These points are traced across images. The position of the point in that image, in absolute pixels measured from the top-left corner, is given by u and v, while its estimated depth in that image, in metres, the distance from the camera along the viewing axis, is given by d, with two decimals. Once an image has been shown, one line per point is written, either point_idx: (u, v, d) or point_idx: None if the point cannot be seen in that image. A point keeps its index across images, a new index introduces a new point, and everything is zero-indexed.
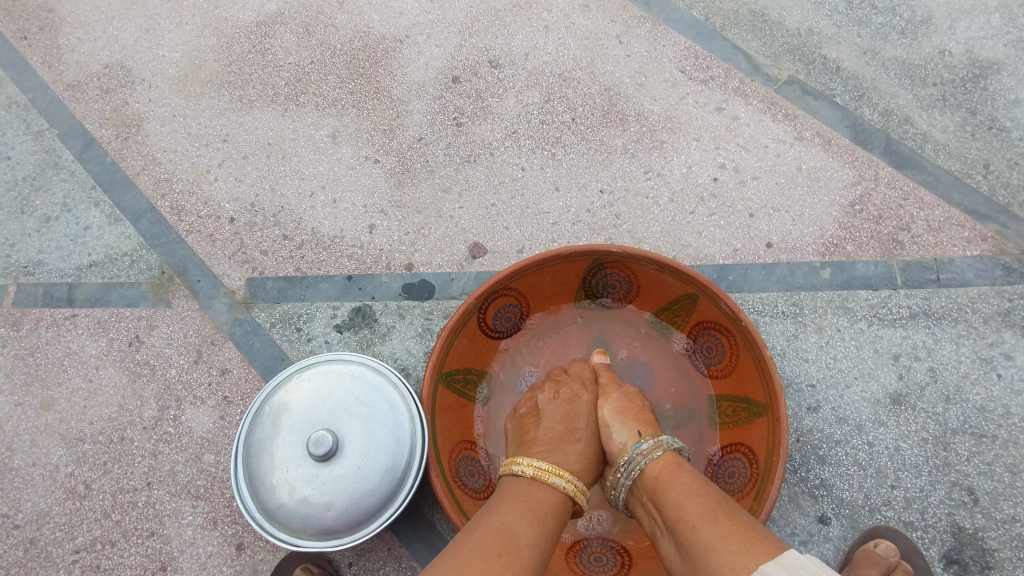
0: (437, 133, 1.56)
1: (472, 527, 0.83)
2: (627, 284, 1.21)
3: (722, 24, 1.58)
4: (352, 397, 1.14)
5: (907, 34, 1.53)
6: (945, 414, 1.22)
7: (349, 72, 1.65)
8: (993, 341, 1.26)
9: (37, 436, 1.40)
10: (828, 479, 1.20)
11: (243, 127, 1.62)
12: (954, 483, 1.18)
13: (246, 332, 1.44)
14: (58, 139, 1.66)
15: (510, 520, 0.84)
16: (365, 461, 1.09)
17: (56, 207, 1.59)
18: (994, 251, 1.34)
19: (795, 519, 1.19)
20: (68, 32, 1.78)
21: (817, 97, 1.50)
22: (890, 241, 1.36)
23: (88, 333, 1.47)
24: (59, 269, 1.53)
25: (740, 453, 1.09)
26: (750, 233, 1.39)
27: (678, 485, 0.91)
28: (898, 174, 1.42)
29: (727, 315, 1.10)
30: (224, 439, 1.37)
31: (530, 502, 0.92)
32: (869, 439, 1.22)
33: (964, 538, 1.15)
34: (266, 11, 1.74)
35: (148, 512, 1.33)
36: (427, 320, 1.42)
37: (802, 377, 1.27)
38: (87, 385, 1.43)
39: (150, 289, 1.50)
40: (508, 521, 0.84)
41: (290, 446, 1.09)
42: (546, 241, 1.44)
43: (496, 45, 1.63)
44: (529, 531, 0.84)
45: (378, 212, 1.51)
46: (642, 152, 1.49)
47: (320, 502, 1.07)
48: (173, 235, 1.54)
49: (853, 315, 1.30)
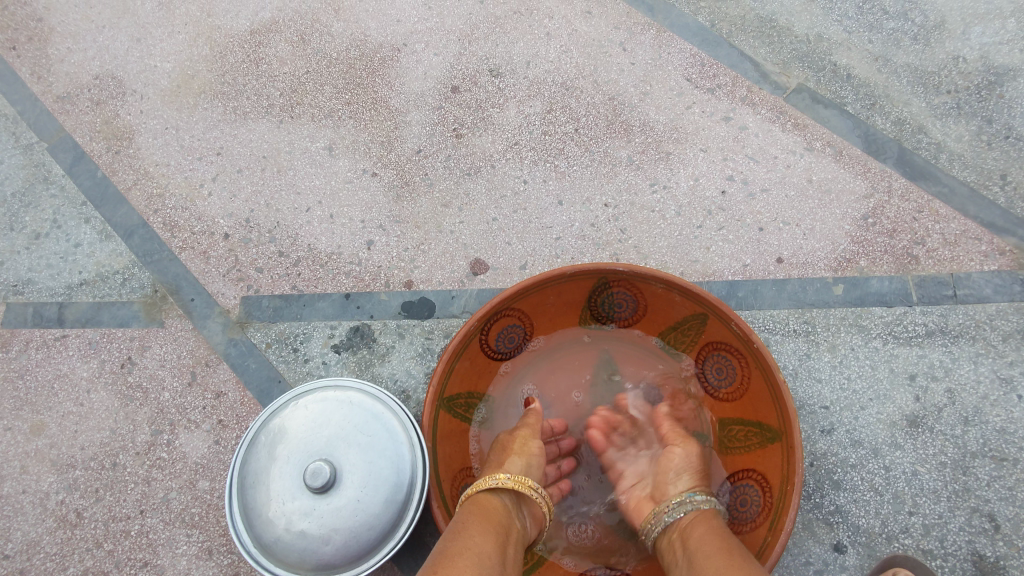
0: (436, 144, 1.52)
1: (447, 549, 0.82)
2: (634, 302, 1.17)
3: (728, 30, 1.54)
4: (351, 425, 1.10)
5: (919, 40, 1.48)
6: (964, 437, 1.18)
7: (346, 82, 1.61)
8: (1013, 359, 1.22)
9: (27, 462, 1.36)
10: (843, 506, 1.16)
11: (237, 139, 1.58)
12: (974, 509, 1.14)
13: (242, 353, 1.40)
14: (48, 153, 1.62)
15: (482, 535, 0.86)
16: (364, 493, 1.05)
17: (46, 223, 1.55)
18: (1012, 265, 1.30)
19: (809, 548, 1.15)
20: (57, 42, 1.73)
21: (828, 105, 1.45)
22: (904, 256, 1.32)
23: (79, 355, 1.43)
24: (49, 288, 1.49)
25: (752, 481, 1.05)
26: (759, 247, 1.35)
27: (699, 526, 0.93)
28: (912, 185, 1.37)
29: (738, 337, 1.05)
30: (220, 465, 1.33)
31: (502, 521, 0.92)
32: (885, 463, 1.18)
33: (985, 567, 1.11)
34: (259, 19, 1.70)
35: (142, 541, 1.29)
36: (427, 339, 1.37)
37: (815, 398, 1.23)
38: (78, 409, 1.39)
39: (143, 309, 1.46)
40: (479, 544, 0.83)
41: (286, 477, 1.05)
42: (550, 257, 1.40)
43: (496, 53, 1.59)
44: (498, 559, 0.83)
45: (376, 227, 1.46)
46: (647, 163, 1.45)
47: (318, 536, 1.03)
48: (166, 252, 1.50)
49: (868, 333, 1.26)
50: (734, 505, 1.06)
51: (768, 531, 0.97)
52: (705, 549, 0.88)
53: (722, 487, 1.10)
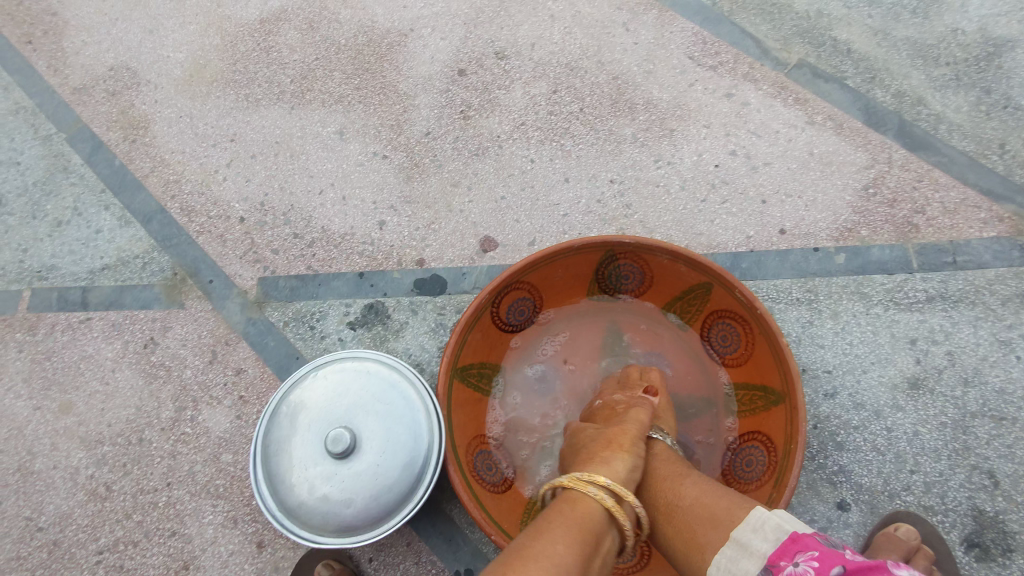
0: (445, 127, 1.55)
1: (510, 563, 0.65)
2: (641, 274, 1.21)
3: (730, 8, 1.57)
4: (368, 394, 1.15)
5: (918, 14, 1.50)
6: (964, 398, 1.21)
7: (355, 68, 1.65)
8: (1011, 322, 1.25)
9: (57, 439, 1.41)
10: (847, 465, 1.20)
11: (250, 126, 1.62)
12: (974, 466, 1.17)
13: (260, 331, 1.45)
14: (67, 143, 1.66)
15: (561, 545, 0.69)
16: (383, 458, 1.09)
17: (67, 211, 1.59)
18: (1011, 231, 1.32)
19: (815, 506, 1.19)
20: (72, 35, 1.78)
21: (828, 79, 1.48)
22: (905, 224, 1.35)
23: (103, 336, 1.48)
24: (72, 273, 1.54)
25: (758, 442, 1.08)
26: (762, 220, 1.38)
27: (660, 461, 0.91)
28: (912, 156, 1.40)
29: (742, 303, 1.08)
30: (242, 439, 1.37)
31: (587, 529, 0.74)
32: (887, 424, 1.21)
33: (985, 521, 1.15)
34: (269, 8, 1.73)
35: (169, 512, 1.34)
36: (439, 315, 1.41)
37: (818, 363, 1.26)
38: (104, 388, 1.44)
39: (164, 291, 1.50)
40: (560, 554, 0.67)
41: (309, 444, 1.10)
42: (557, 233, 1.43)
43: (502, 37, 1.62)
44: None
45: (387, 208, 1.50)
46: (652, 140, 1.48)
47: (340, 500, 1.07)
48: (184, 236, 1.54)
49: (869, 300, 1.29)
50: (740, 466, 1.09)
51: (773, 487, 1.00)
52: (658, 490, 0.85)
53: (728, 450, 1.13)
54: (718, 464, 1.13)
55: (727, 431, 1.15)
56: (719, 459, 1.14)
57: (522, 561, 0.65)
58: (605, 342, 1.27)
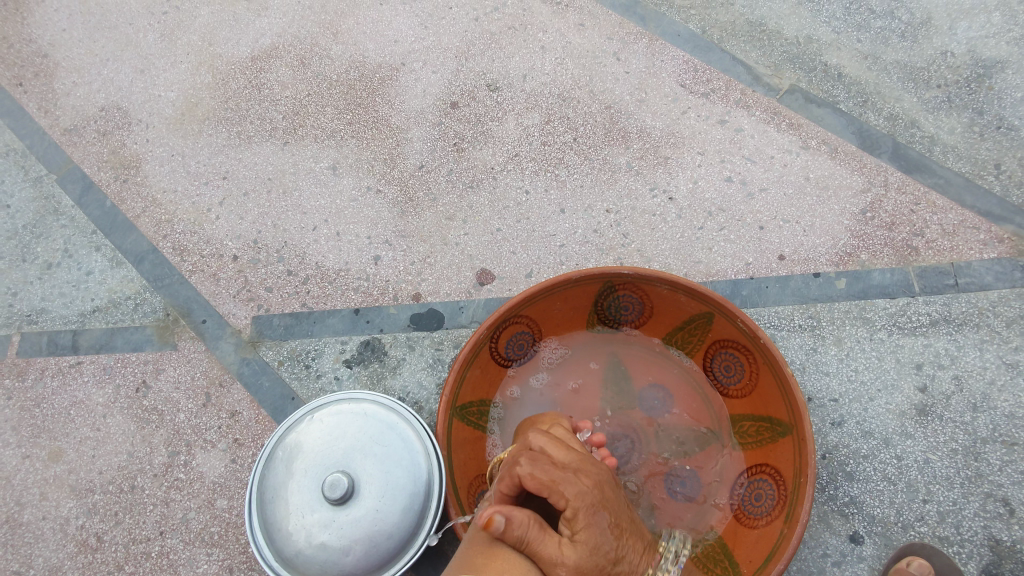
0: (438, 159, 1.55)
1: None
2: (641, 305, 1.19)
3: (719, 35, 1.58)
4: (366, 437, 1.12)
5: (907, 37, 1.51)
6: (974, 423, 1.19)
7: (347, 103, 1.64)
8: (1017, 345, 1.23)
9: (46, 489, 1.38)
10: (858, 496, 1.17)
11: (243, 163, 1.61)
12: (987, 494, 1.15)
13: (255, 372, 1.42)
14: (57, 184, 1.65)
15: None
16: (382, 503, 1.06)
17: (57, 253, 1.57)
18: (1011, 252, 1.31)
19: (826, 540, 1.16)
20: (63, 77, 1.77)
21: (821, 104, 1.48)
22: (904, 247, 1.34)
23: (94, 381, 1.45)
24: (62, 316, 1.51)
25: (766, 475, 1.05)
26: (761, 246, 1.37)
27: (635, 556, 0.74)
28: (908, 178, 1.39)
29: (745, 333, 1.07)
30: (237, 483, 1.34)
31: None
32: (897, 452, 1.19)
33: (1002, 551, 1.12)
34: (260, 46, 1.74)
35: (162, 562, 1.30)
36: (437, 350, 1.39)
37: (824, 391, 1.24)
38: (95, 434, 1.41)
39: (156, 332, 1.48)
40: None
41: (305, 490, 1.07)
42: (554, 264, 1.42)
43: (493, 69, 1.62)
44: None
45: (382, 243, 1.49)
46: (646, 169, 1.47)
47: (338, 547, 1.04)
48: (176, 275, 1.52)
49: (872, 325, 1.28)
50: (749, 501, 1.07)
51: (783, 523, 0.97)
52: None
53: (736, 483, 1.10)
54: (725, 499, 1.10)
55: (734, 464, 1.12)
56: (726, 493, 1.11)
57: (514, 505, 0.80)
58: (606, 376, 1.23)
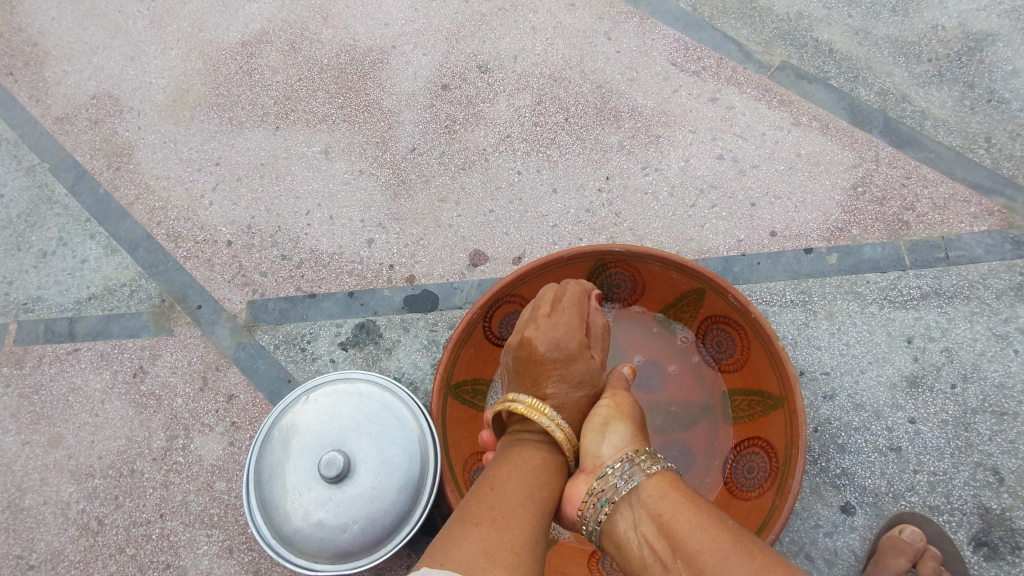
0: (430, 142, 1.55)
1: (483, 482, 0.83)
2: (633, 282, 1.18)
3: (710, 13, 1.57)
4: (361, 415, 1.12)
5: (898, 12, 1.51)
6: (964, 394, 1.20)
7: (338, 87, 1.64)
8: (1007, 316, 1.24)
9: (46, 475, 1.39)
10: (849, 468, 1.18)
11: (235, 149, 1.61)
12: (977, 463, 1.16)
13: (251, 356, 1.43)
14: (50, 173, 1.65)
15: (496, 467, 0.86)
16: (378, 481, 1.07)
17: (52, 241, 1.57)
18: (1002, 225, 1.32)
19: (818, 511, 1.17)
20: (53, 65, 1.77)
21: (812, 80, 1.48)
22: (895, 222, 1.34)
23: (91, 367, 1.46)
24: (58, 304, 1.52)
25: (758, 448, 1.06)
26: (752, 223, 1.37)
27: (681, 509, 0.76)
28: (899, 153, 1.40)
29: (735, 308, 1.07)
30: (235, 466, 1.35)
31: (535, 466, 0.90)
32: (888, 424, 1.20)
33: (992, 519, 1.14)
34: (250, 31, 1.73)
35: (163, 544, 1.31)
36: (432, 332, 1.40)
37: (816, 365, 1.25)
38: (94, 420, 1.42)
39: (152, 318, 1.49)
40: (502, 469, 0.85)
41: (301, 469, 1.08)
42: (547, 244, 1.42)
43: (484, 50, 1.62)
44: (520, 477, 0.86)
45: (376, 226, 1.49)
46: (637, 147, 1.47)
47: (335, 525, 1.05)
48: (171, 262, 1.53)
49: (863, 300, 1.28)
50: (741, 474, 1.07)
51: (775, 494, 0.98)
52: (684, 516, 0.74)
53: (730, 456, 1.11)
54: (718, 474, 1.12)
55: (726, 438, 1.13)
56: (720, 467, 1.12)
57: (481, 501, 0.78)
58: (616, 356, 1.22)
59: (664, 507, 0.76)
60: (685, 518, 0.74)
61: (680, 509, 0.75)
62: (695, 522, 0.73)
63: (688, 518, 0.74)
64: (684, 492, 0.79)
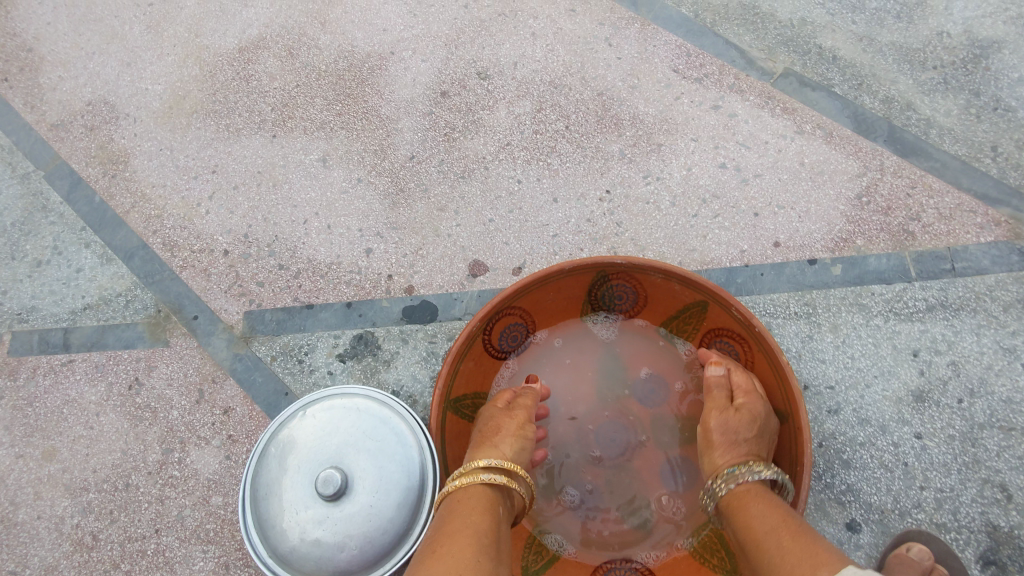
0: (429, 150, 1.53)
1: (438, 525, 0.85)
2: (635, 294, 1.16)
3: (712, 19, 1.55)
4: (359, 431, 1.11)
5: (903, 18, 1.49)
6: (971, 409, 1.19)
7: (336, 94, 1.62)
8: (1014, 329, 1.23)
9: (40, 488, 1.37)
10: (855, 484, 1.17)
11: (231, 156, 1.59)
12: (985, 480, 1.14)
13: (248, 367, 1.41)
14: (45, 181, 1.63)
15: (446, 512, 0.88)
16: (376, 499, 1.06)
17: (46, 250, 1.56)
18: (1009, 236, 1.30)
19: (823, 528, 1.16)
20: (49, 71, 1.75)
21: (815, 87, 1.46)
22: (900, 232, 1.32)
23: (86, 379, 1.44)
24: (53, 314, 1.50)
25: None
26: (756, 233, 1.35)
27: (755, 503, 0.89)
28: (904, 162, 1.38)
29: (739, 322, 1.05)
30: (231, 480, 1.33)
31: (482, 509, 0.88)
32: (894, 439, 1.18)
33: (1000, 537, 1.12)
34: (247, 36, 1.71)
35: (158, 560, 1.30)
36: (431, 343, 1.38)
37: (820, 379, 1.24)
38: (89, 433, 1.40)
39: (147, 329, 1.47)
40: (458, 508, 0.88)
41: (298, 486, 1.06)
42: (548, 254, 1.41)
43: (483, 57, 1.60)
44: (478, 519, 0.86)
45: (374, 235, 1.47)
46: (639, 156, 1.45)
47: (332, 544, 1.03)
48: (167, 271, 1.51)
49: (868, 312, 1.27)
50: None
51: None
52: (754, 508, 0.88)
53: None
54: None
55: None
56: None
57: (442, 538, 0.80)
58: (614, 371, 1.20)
59: (738, 501, 0.92)
60: (756, 508, 0.88)
61: (756, 503, 0.89)
62: (761, 512, 0.86)
63: (759, 506, 0.88)
64: (761, 494, 0.91)
